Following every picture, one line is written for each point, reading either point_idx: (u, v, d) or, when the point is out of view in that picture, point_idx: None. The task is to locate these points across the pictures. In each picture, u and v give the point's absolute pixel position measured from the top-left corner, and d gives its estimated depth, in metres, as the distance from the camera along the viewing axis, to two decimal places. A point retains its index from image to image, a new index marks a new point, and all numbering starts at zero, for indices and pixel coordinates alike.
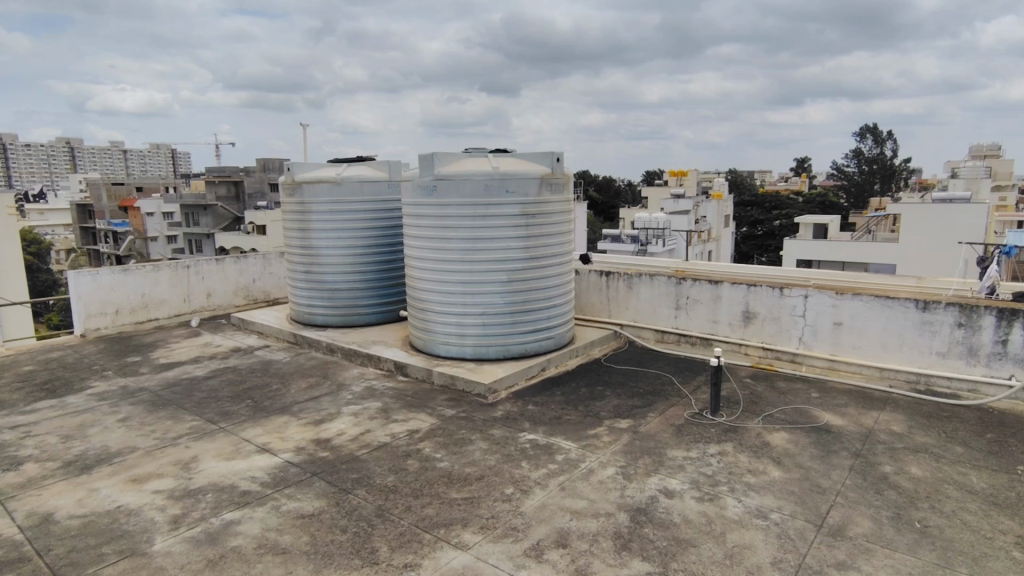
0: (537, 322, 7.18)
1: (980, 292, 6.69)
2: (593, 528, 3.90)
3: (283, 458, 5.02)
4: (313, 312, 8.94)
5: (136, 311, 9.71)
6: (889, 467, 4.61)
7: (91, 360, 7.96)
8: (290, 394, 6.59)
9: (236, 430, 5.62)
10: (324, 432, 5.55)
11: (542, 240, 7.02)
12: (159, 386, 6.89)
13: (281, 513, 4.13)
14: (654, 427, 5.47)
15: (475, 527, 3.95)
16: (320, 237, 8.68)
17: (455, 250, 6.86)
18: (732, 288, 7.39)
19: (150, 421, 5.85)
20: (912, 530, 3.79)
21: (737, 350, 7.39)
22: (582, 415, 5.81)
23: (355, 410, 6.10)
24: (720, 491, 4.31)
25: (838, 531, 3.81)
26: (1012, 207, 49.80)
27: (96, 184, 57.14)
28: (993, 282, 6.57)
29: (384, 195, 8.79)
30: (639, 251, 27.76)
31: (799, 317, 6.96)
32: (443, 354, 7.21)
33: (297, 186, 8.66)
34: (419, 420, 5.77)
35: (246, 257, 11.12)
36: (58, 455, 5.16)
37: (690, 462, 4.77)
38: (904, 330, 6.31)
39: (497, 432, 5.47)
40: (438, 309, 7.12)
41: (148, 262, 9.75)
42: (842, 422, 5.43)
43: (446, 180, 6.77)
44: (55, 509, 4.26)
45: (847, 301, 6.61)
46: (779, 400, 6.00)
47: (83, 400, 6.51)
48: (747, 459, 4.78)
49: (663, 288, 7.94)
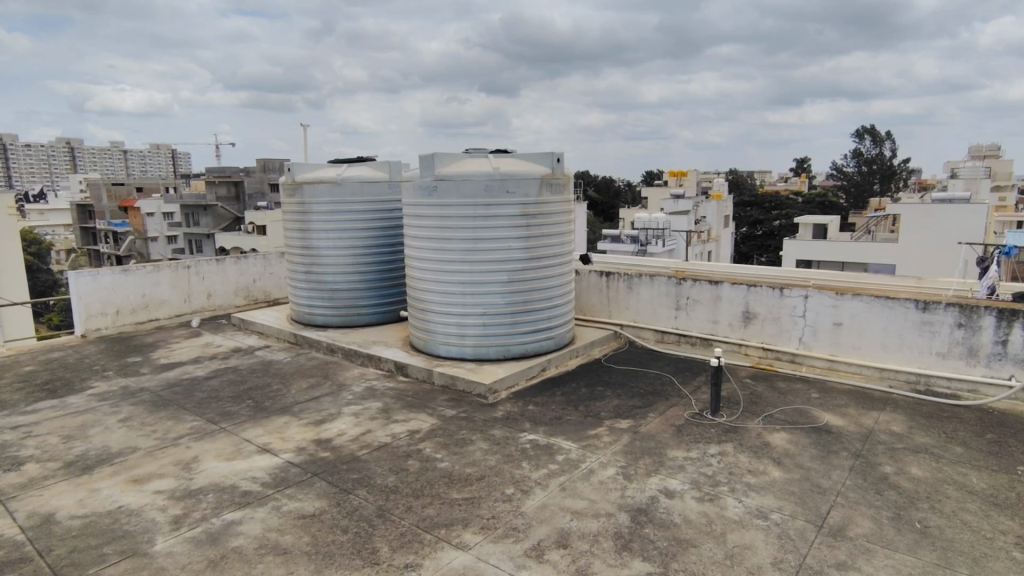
0: (537, 322, 7.18)
1: (980, 292, 6.69)
2: (593, 528, 3.91)
3: (284, 458, 5.03)
4: (313, 312, 8.94)
5: (137, 311, 9.71)
6: (889, 467, 4.62)
7: (91, 360, 7.97)
8: (291, 394, 6.60)
9: (237, 430, 5.63)
10: (324, 432, 5.56)
11: (542, 240, 7.02)
12: (160, 386, 6.90)
13: (282, 513, 4.13)
14: (655, 427, 5.48)
15: (476, 527, 3.95)
16: (321, 237, 8.68)
17: (455, 251, 6.87)
18: (732, 288, 7.39)
19: (151, 421, 5.87)
20: (912, 530, 3.80)
21: (737, 350, 7.39)
22: (582, 415, 5.82)
23: (356, 410, 6.11)
24: (720, 491, 4.32)
25: (838, 531, 3.81)
26: (1012, 207, 49.86)
27: (97, 184, 57.18)
28: (993, 282, 6.57)
29: (384, 195, 8.80)
30: (639, 251, 27.80)
31: (799, 317, 6.96)
32: (443, 354, 7.22)
33: (297, 186, 8.67)
34: (419, 420, 5.78)
35: (246, 257, 11.12)
36: (58, 455, 5.17)
37: (689, 462, 4.78)
38: (904, 331, 6.32)
39: (498, 432, 5.48)
40: (438, 309, 7.13)
41: (148, 262, 9.76)
42: (842, 422, 5.44)
43: (446, 180, 6.78)
44: (57, 509, 4.27)
45: (847, 301, 6.62)
46: (779, 400, 6.01)
47: (83, 400, 6.52)
48: (747, 460, 4.79)
49: (663, 288, 7.95)
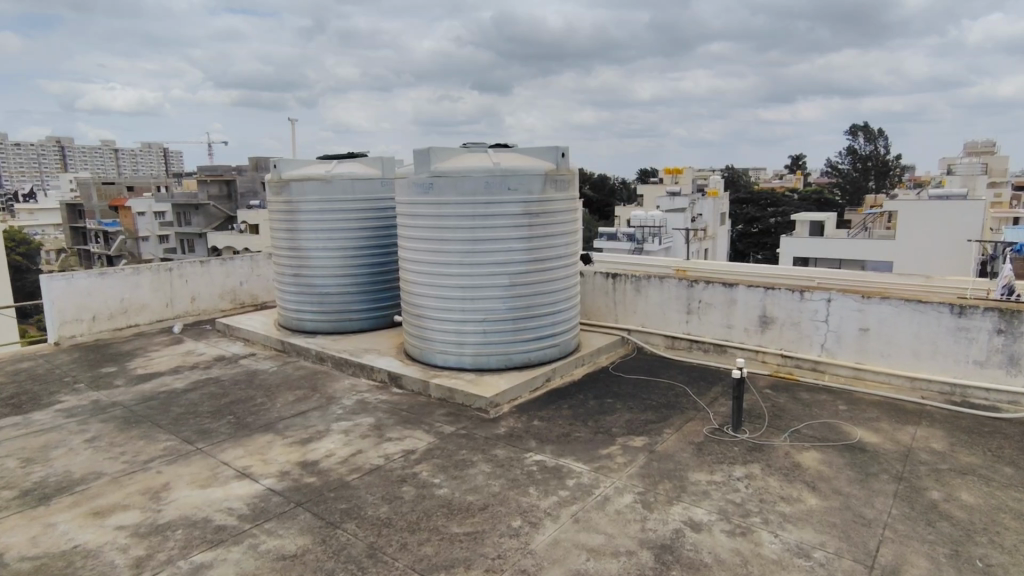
0: (541, 329, 6.72)
1: (997, 293, 6.43)
2: (614, 571, 3.44)
3: (264, 485, 4.52)
4: (302, 318, 8.45)
5: (114, 316, 9.18)
6: (938, 493, 4.16)
7: (63, 371, 7.44)
8: (276, 409, 6.10)
9: (215, 451, 5.12)
10: (311, 453, 5.07)
11: (546, 241, 6.55)
12: (134, 401, 6.38)
13: (259, 554, 3.64)
14: (672, 445, 5.02)
15: (479, 570, 3.47)
16: (308, 237, 8.18)
17: (453, 252, 6.38)
18: (747, 290, 6.92)
19: (121, 441, 5.35)
20: (975, 572, 3.35)
21: (753, 358, 6.93)
22: (592, 431, 5.35)
23: (345, 427, 5.62)
24: (753, 523, 3.85)
25: (892, 572, 3.35)
26: (1006, 204, 49.88)
27: (88, 183, 56.33)
28: (1011, 282, 6.35)
29: (377, 193, 8.27)
30: (637, 250, 27.48)
31: (821, 322, 6.50)
32: (441, 364, 6.73)
33: (284, 184, 8.17)
34: (415, 439, 5.30)
35: (232, 258, 10.59)
36: (14, 483, 4.66)
37: (715, 488, 4.30)
38: (937, 338, 5.87)
39: (501, 452, 5.00)
40: (434, 315, 6.64)
41: (128, 265, 9.23)
42: (876, 440, 4.98)
43: (443, 177, 6.28)
44: (4, 549, 3.78)
45: (874, 305, 6.16)
46: (805, 413, 5.55)
47: (49, 417, 5.98)
48: (779, 484, 4.32)
49: (673, 291, 7.48)
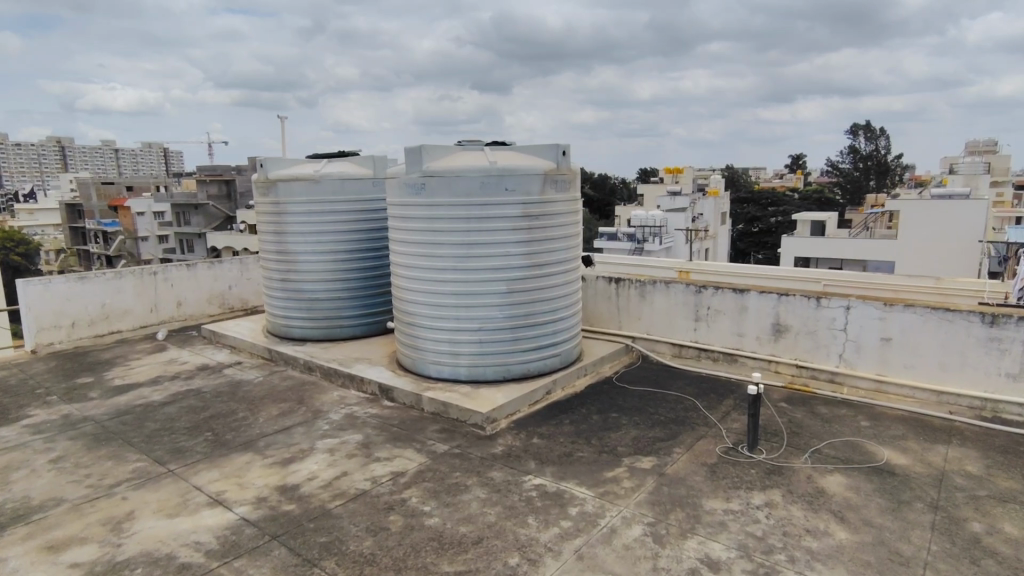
0: (540, 337, 6.32)
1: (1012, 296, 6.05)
2: None
3: (238, 514, 4.12)
4: (290, 324, 8.06)
5: (95, 322, 8.79)
6: (979, 525, 3.76)
7: (36, 382, 7.04)
8: (258, 425, 5.71)
9: (188, 474, 4.73)
10: (292, 476, 4.68)
11: (546, 245, 6.16)
12: (107, 415, 5.99)
13: None
14: (683, 467, 4.62)
15: None
16: (296, 240, 7.79)
17: (447, 257, 5.99)
18: (760, 297, 6.53)
19: (88, 462, 4.95)
20: None
21: (766, 368, 6.54)
22: (597, 451, 4.96)
23: (330, 445, 5.22)
24: (777, 562, 3.45)
25: None
26: (1010, 204, 49.47)
27: (85, 182, 55.98)
28: None
29: (368, 194, 7.88)
30: (638, 251, 27.06)
31: (839, 330, 6.10)
32: (434, 375, 6.34)
33: (270, 184, 7.79)
34: (405, 459, 4.90)
35: (220, 261, 10.19)
36: None
37: (732, 519, 3.90)
38: (966, 349, 5.47)
39: (497, 475, 4.61)
40: (427, 323, 6.25)
41: (109, 269, 8.84)
42: (905, 461, 4.58)
43: (436, 177, 5.88)
44: None
45: (897, 313, 5.76)
46: (824, 430, 5.16)
47: (15, 434, 5.58)
48: (802, 514, 3.93)
49: (681, 297, 7.08)
